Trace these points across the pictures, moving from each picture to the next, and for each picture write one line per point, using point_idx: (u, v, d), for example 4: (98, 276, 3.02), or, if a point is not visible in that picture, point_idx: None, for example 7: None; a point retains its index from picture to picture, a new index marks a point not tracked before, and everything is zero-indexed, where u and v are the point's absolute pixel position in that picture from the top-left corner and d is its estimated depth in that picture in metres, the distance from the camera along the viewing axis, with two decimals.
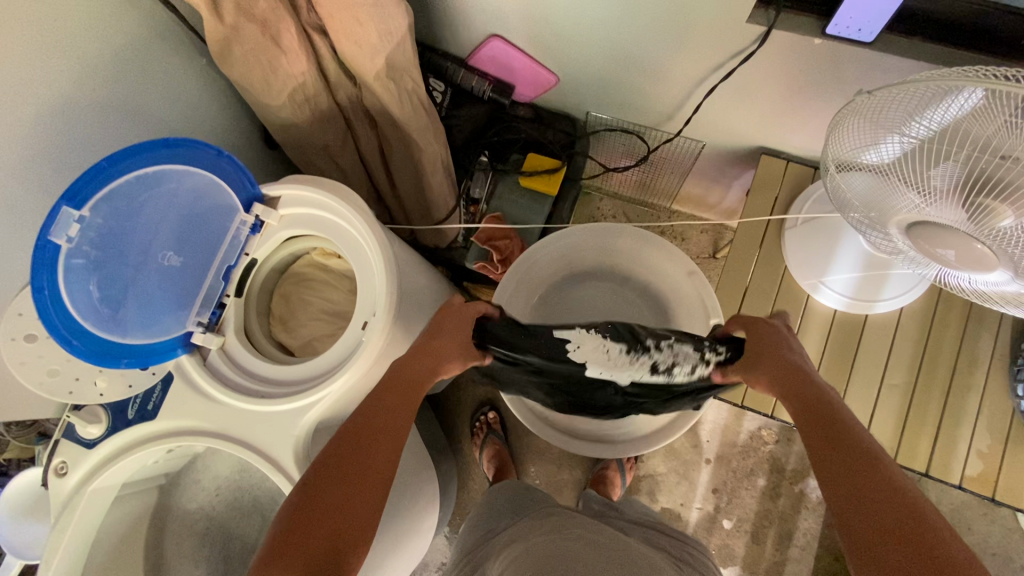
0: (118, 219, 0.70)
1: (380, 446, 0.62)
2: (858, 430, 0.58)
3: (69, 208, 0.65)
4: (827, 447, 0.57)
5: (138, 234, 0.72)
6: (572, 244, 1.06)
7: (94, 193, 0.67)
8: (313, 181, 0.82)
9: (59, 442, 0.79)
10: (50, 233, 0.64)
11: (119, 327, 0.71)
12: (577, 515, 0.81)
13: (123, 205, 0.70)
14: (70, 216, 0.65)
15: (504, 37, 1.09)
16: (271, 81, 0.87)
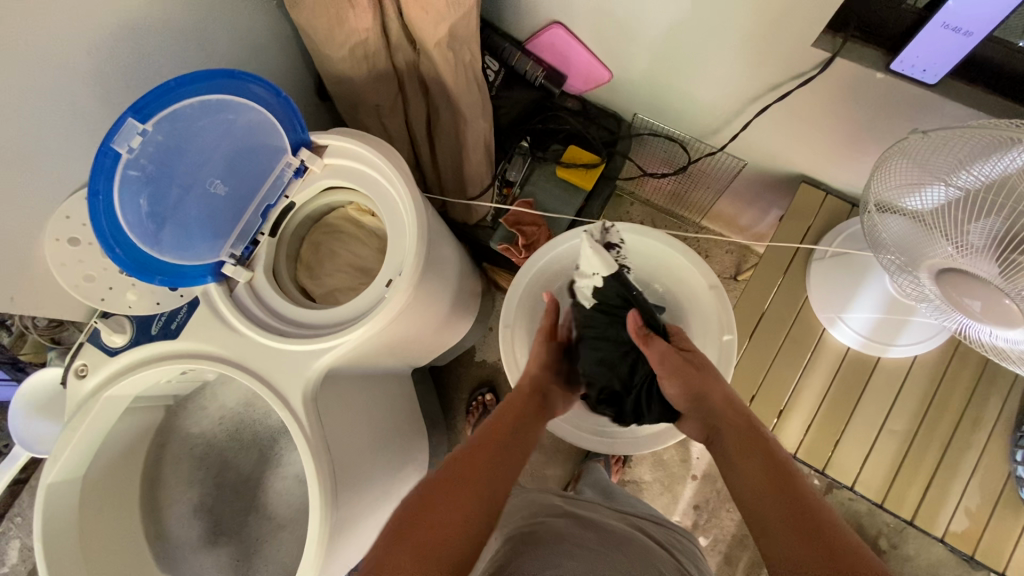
0: (177, 139, 0.72)
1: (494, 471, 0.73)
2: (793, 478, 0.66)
3: (134, 120, 0.68)
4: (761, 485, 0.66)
5: (192, 158, 0.74)
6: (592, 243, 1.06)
7: (159, 111, 0.70)
8: (361, 136, 0.84)
9: (84, 344, 0.82)
10: (113, 141, 0.67)
11: (161, 243, 0.74)
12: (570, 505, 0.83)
13: (182, 126, 0.72)
14: (135, 128, 0.68)
15: (566, 25, 1.10)
16: (335, 32, 0.89)
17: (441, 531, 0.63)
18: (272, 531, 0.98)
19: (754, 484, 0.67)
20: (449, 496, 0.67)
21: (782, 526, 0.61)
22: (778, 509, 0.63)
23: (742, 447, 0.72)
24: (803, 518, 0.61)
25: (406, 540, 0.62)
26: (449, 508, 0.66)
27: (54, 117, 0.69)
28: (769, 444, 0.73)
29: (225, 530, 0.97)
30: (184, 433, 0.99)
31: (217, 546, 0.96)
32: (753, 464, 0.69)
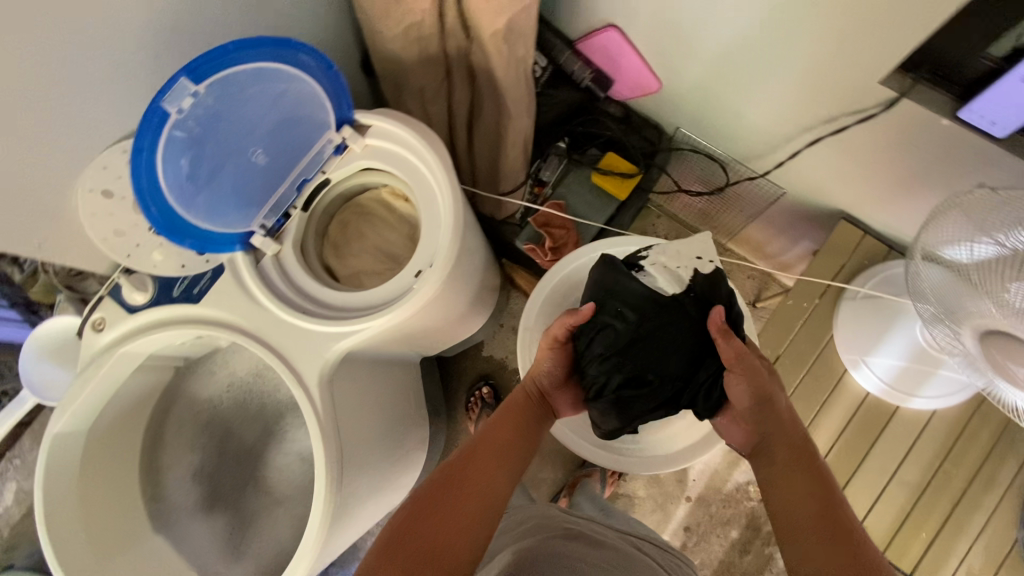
0: (226, 104, 0.70)
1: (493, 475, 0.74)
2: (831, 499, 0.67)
3: (186, 79, 0.66)
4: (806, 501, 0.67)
5: (238, 124, 0.72)
6: (623, 256, 1.05)
7: (212, 74, 0.68)
8: (404, 120, 0.82)
9: (103, 298, 0.81)
10: (164, 100, 0.66)
11: (196, 206, 0.73)
12: (575, 524, 0.85)
13: (232, 91, 0.70)
14: (186, 88, 0.66)
15: (622, 29, 1.08)
16: (391, 9, 0.86)
17: (451, 523, 0.66)
18: (269, 507, 0.96)
19: (801, 512, 0.66)
20: (459, 495, 0.69)
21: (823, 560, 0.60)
22: (820, 542, 0.62)
23: (790, 469, 0.71)
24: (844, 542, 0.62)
25: (425, 520, 0.66)
26: (464, 501, 0.69)
27: (100, 62, 0.67)
28: (819, 468, 0.71)
29: (220, 497, 0.97)
30: (192, 396, 0.99)
31: (213, 510, 0.96)
32: (800, 489, 0.68)
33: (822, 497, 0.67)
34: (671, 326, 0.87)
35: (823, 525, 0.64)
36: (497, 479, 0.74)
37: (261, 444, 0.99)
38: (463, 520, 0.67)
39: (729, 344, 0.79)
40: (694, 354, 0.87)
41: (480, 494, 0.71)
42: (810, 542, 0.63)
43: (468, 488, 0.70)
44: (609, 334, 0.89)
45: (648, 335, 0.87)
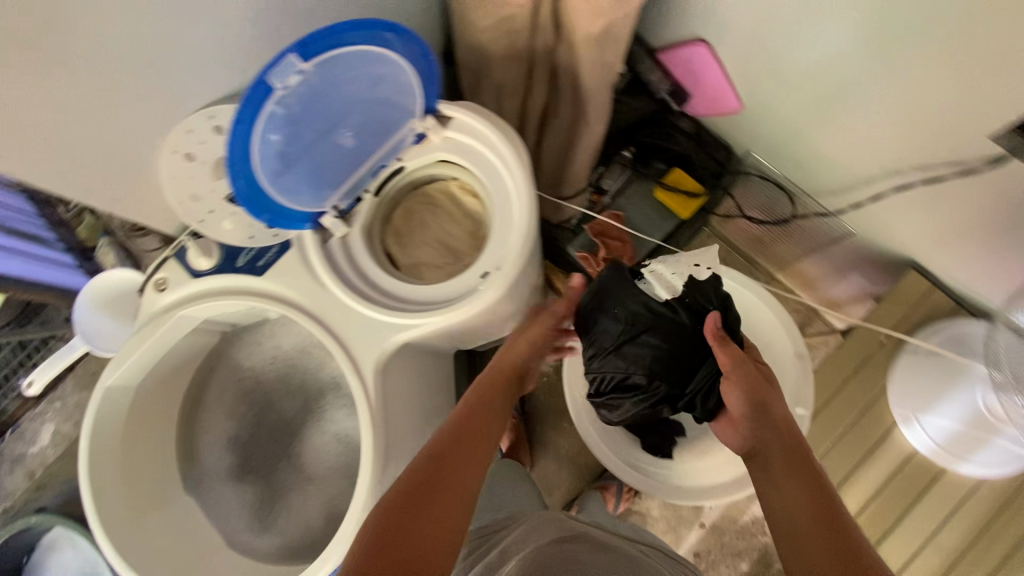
0: (326, 82, 0.68)
1: (470, 462, 0.65)
2: (838, 508, 0.61)
3: (294, 55, 0.63)
4: (801, 510, 0.61)
5: (335, 105, 0.71)
6: None
7: (319, 51, 0.65)
8: (489, 116, 0.81)
9: (168, 259, 0.81)
10: (269, 74, 0.63)
11: (279, 182, 0.72)
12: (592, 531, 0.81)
13: (336, 71, 0.68)
14: (293, 64, 0.63)
15: (711, 46, 1.03)
16: (488, 1, 0.84)
17: (431, 521, 0.57)
18: (301, 485, 0.96)
19: (804, 519, 0.60)
20: (437, 490, 0.60)
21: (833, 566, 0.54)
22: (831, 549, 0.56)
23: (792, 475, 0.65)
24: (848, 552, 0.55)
25: (401, 520, 0.56)
26: (443, 500, 0.59)
27: (204, 23, 0.66)
28: (820, 475, 0.66)
29: (253, 469, 0.96)
30: (236, 363, 0.99)
31: (244, 480, 0.96)
32: (798, 491, 0.63)
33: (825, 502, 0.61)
34: (670, 327, 0.85)
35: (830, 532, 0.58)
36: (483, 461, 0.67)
37: (300, 421, 0.98)
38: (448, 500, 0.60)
39: (729, 349, 0.79)
40: (689, 357, 0.85)
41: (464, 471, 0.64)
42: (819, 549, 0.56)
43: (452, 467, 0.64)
44: (608, 329, 0.88)
45: (642, 340, 0.86)
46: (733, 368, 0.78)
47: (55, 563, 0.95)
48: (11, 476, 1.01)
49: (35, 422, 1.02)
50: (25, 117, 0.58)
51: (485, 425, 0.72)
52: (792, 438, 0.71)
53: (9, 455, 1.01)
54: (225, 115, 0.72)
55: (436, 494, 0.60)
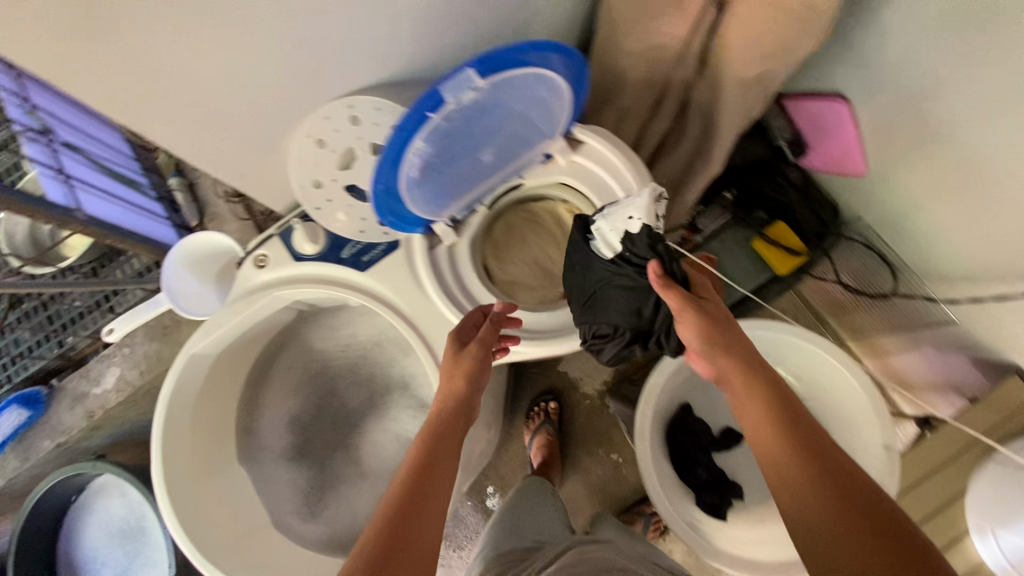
0: (492, 99, 0.61)
1: (431, 491, 0.58)
2: (837, 456, 0.53)
3: (477, 73, 0.55)
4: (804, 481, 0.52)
5: (489, 124, 0.64)
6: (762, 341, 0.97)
7: (499, 70, 0.57)
8: (623, 148, 0.77)
9: (272, 237, 0.79)
10: (441, 89, 0.55)
11: (413, 193, 0.66)
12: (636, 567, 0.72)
13: (506, 91, 0.60)
14: (472, 82, 0.56)
15: (852, 105, 0.99)
16: (642, 27, 0.79)
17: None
18: (354, 478, 0.95)
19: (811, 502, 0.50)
20: (402, 540, 0.53)
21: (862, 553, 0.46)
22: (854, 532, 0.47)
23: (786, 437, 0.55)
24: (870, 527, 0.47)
25: None
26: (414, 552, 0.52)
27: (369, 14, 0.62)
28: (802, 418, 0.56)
29: (309, 453, 0.95)
30: (308, 344, 0.98)
31: (298, 462, 0.95)
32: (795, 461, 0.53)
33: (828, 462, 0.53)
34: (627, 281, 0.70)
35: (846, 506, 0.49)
36: (432, 501, 0.58)
37: (362, 413, 0.97)
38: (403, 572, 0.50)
39: (669, 292, 0.62)
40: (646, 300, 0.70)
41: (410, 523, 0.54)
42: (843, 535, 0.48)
43: (397, 524, 0.54)
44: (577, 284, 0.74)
45: (602, 294, 0.71)
46: (682, 309, 0.63)
47: (103, 507, 0.96)
48: (71, 413, 1.01)
49: (101, 364, 1.02)
50: (181, 80, 0.56)
51: (442, 446, 0.63)
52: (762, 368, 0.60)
53: (71, 391, 1.02)
54: (365, 107, 0.69)
55: (399, 545, 0.52)
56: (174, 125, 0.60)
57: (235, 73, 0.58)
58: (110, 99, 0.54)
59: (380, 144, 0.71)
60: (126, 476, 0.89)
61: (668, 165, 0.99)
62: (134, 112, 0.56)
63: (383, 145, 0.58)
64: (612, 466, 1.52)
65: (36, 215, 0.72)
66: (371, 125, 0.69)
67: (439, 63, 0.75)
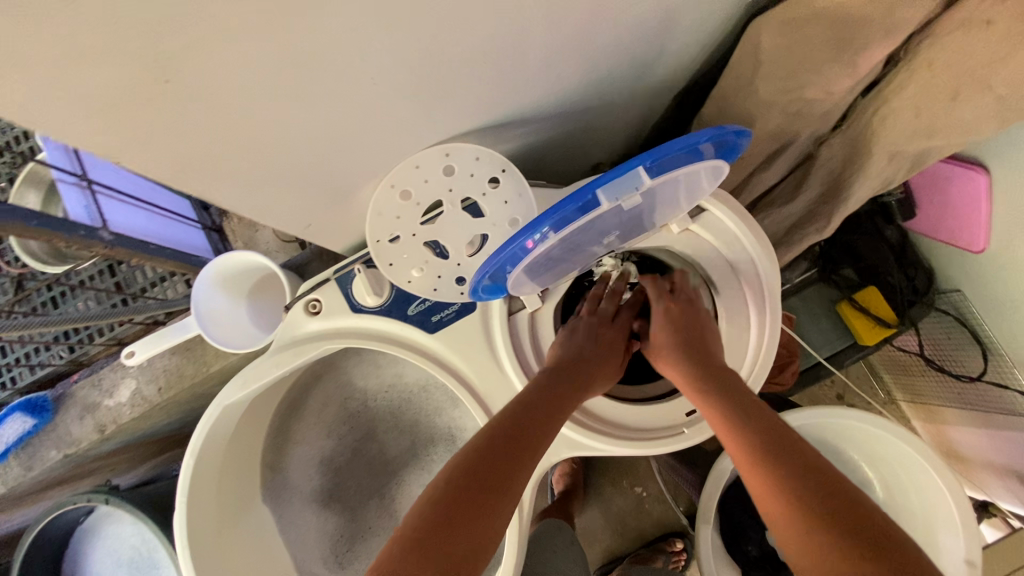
0: (645, 198, 0.52)
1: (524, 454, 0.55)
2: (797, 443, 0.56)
3: (644, 171, 0.48)
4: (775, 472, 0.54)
5: (628, 216, 0.55)
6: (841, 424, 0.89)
7: (669, 170, 0.49)
8: (749, 219, 0.66)
9: (328, 281, 0.68)
10: (605, 187, 0.48)
11: (521, 275, 0.57)
12: None
13: (662, 188, 0.52)
14: (640, 181, 0.48)
15: (992, 177, 0.86)
16: (792, 80, 0.67)
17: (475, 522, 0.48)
18: (388, 533, 0.87)
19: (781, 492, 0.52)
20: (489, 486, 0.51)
21: (851, 559, 0.45)
22: (838, 540, 0.47)
23: (759, 446, 0.56)
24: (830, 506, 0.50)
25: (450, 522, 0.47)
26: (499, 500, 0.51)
27: (497, 55, 0.49)
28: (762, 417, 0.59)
29: (340, 498, 0.87)
30: (347, 380, 0.88)
31: (328, 508, 0.87)
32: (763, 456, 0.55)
33: (814, 475, 0.52)
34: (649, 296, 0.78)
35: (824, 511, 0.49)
36: (527, 466, 0.55)
37: (402, 463, 0.88)
38: (481, 541, 0.48)
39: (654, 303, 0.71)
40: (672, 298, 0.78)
41: (491, 500, 0.51)
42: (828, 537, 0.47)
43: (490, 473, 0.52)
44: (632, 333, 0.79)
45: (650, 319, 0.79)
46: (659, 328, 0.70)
47: (113, 532, 0.89)
48: (80, 423, 0.93)
49: (115, 374, 0.93)
50: (254, 135, 0.43)
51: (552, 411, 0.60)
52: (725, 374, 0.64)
53: (82, 400, 0.93)
54: (461, 155, 0.58)
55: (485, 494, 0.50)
56: (237, 181, 0.48)
57: (317, 122, 0.45)
58: (167, 161, 0.41)
59: (472, 197, 0.61)
60: (140, 513, 0.81)
61: (771, 222, 0.87)
62: (192, 173, 0.44)
63: (511, 234, 0.49)
64: (634, 499, 1.47)
65: (54, 239, 0.60)
66: (466, 177, 0.59)
67: (551, 102, 0.62)
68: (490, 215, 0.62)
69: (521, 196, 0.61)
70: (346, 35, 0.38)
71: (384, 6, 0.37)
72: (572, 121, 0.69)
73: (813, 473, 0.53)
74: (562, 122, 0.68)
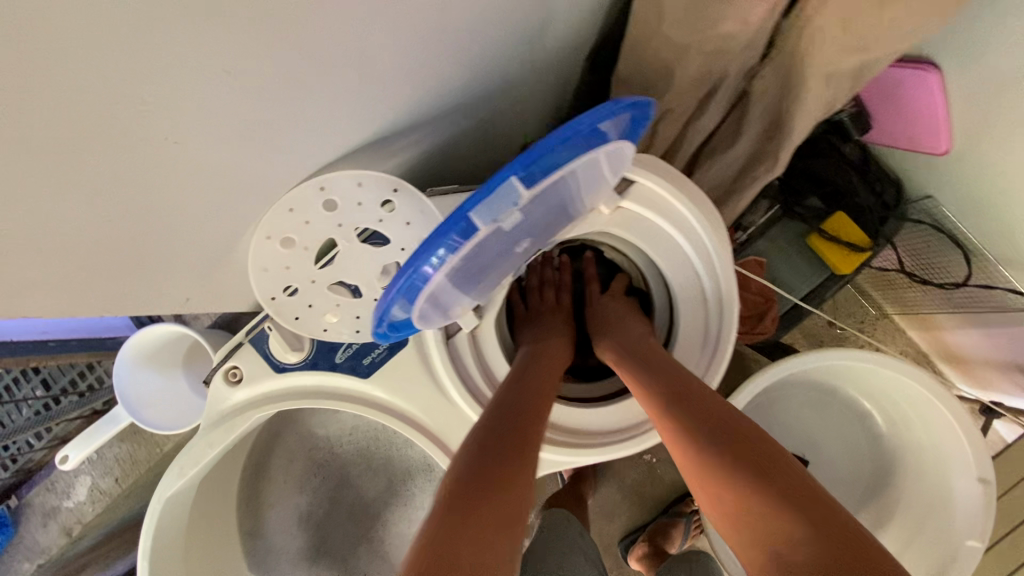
0: (536, 202, 0.46)
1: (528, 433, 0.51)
2: (713, 399, 0.53)
3: (518, 181, 0.41)
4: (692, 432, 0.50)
5: (530, 223, 0.49)
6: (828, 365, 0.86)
7: (549, 172, 0.42)
8: (682, 181, 0.60)
9: (243, 346, 0.62)
10: (477, 210, 0.41)
11: (425, 312, 0.51)
12: None
13: (553, 189, 0.45)
14: (514, 193, 0.42)
15: (942, 73, 0.81)
16: (708, 18, 0.59)
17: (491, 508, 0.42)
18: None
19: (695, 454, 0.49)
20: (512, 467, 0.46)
21: (772, 510, 0.41)
22: (754, 495, 0.43)
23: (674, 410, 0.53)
24: (741, 454, 0.46)
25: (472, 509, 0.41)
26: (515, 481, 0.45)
27: (346, 68, 0.41)
28: (677, 381, 0.57)
29: (329, 552, 0.82)
30: (307, 430, 0.83)
31: (318, 565, 0.81)
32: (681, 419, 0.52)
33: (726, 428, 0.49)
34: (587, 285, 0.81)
35: (738, 460, 0.46)
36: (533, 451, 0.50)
37: (384, 502, 0.83)
38: (504, 526, 0.41)
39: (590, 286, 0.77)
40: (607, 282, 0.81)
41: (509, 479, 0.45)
42: (741, 492, 0.44)
43: (501, 464, 0.46)
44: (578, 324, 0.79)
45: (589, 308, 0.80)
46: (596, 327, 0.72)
47: None
48: (44, 531, 0.88)
49: (68, 475, 0.87)
50: (63, 230, 0.36)
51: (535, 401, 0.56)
52: (647, 352, 0.63)
53: (40, 507, 0.88)
54: (339, 185, 0.51)
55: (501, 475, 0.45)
56: (76, 274, 0.41)
57: (147, 193, 0.38)
58: None
59: (368, 226, 0.54)
60: None
61: (718, 171, 0.80)
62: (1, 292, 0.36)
63: (389, 277, 0.43)
64: (645, 467, 1.43)
65: None
66: (354, 207, 0.52)
67: (437, 102, 0.54)
68: (393, 242, 0.55)
69: (422, 213, 0.55)
70: (135, 95, 0.31)
71: (163, 46, 0.30)
72: (473, 111, 0.62)
73: (725, 426, 0.49)
74: (459, 115, 0.60)
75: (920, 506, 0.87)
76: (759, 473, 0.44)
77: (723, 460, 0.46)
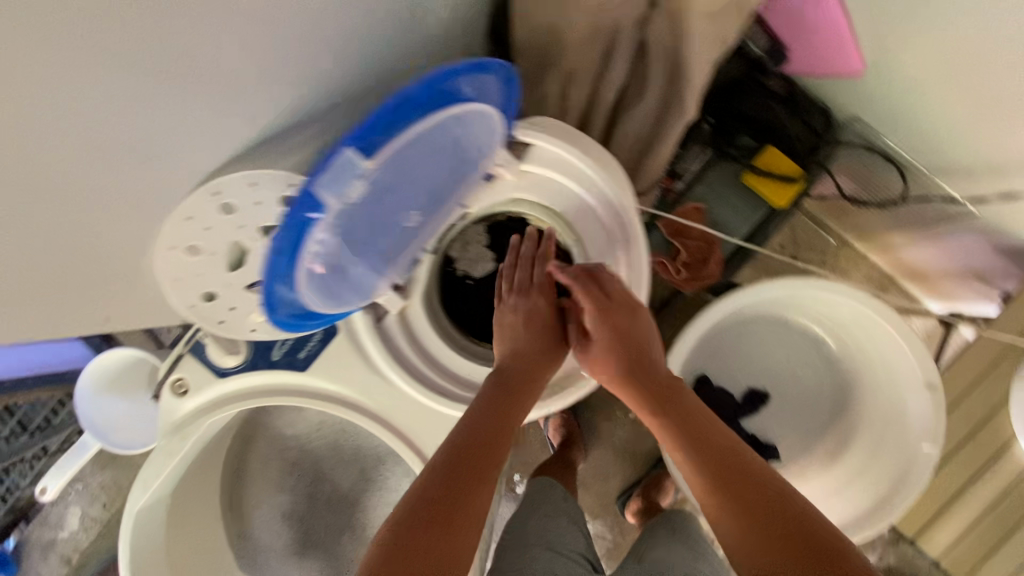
0: (390, 171, 0.50)
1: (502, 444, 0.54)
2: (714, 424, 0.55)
3: (353, 154, 0.45)
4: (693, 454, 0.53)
5: (401, 192, 0.55)
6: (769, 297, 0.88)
7: (385, 141, 0.47)
8: (574, 136, 0.64)
9: (184, 357, 0.64)
10: (320, 184, 0.45)
11: (330, 292, 0.56)
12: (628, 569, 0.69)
13: (401, 156, 0.50)
14: (354, 166, 0.45)
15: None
16: None
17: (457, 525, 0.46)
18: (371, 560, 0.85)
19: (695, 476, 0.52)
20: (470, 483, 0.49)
21: (766, 539, 0.45)
22: (746, 523, 0.47)
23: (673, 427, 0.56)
24: (734, 484, 0.49)
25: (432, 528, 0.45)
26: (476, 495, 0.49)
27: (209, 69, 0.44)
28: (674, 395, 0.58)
29: (315, 543, 0.85)
30: (276, 432, 0.86)
31: (306, 559, 0.84)
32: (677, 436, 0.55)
33: (724, 457, 0.52)
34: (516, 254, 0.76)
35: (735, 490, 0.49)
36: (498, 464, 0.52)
37: (361, 490, 0.86)
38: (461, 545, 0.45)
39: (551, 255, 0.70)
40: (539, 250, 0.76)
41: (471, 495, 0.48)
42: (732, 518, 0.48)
43: (465, 480, 0.49)
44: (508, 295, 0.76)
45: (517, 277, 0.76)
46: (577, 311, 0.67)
47: None
48: (45, 562, 0.91)
49: (58, 507, 0.91)
50: None
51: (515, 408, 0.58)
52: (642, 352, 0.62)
53: (37, 541, 0.91)
54: (231, 187, 0.52)
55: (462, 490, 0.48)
56: None
57: None
58: None
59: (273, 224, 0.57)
60: None
61: (632, 124, 0.81)
62: None
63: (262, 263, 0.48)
64: (632, 426, 1.45)
65: None
66: (251, 207, 0.54)
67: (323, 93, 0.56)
68: None
69: None
70: None
71: None
72: (370, 98, 0.64)
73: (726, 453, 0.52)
74: (358, 105, 0.63)
75: (880, 419, 0.90)
76: (750, 501, 0.48)
77: (720, 488, 0.49)
